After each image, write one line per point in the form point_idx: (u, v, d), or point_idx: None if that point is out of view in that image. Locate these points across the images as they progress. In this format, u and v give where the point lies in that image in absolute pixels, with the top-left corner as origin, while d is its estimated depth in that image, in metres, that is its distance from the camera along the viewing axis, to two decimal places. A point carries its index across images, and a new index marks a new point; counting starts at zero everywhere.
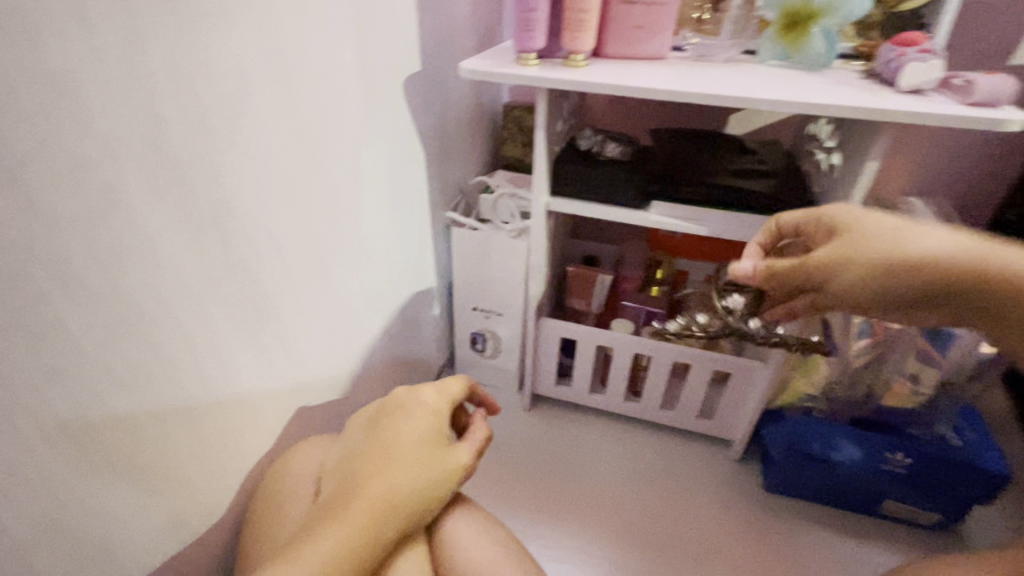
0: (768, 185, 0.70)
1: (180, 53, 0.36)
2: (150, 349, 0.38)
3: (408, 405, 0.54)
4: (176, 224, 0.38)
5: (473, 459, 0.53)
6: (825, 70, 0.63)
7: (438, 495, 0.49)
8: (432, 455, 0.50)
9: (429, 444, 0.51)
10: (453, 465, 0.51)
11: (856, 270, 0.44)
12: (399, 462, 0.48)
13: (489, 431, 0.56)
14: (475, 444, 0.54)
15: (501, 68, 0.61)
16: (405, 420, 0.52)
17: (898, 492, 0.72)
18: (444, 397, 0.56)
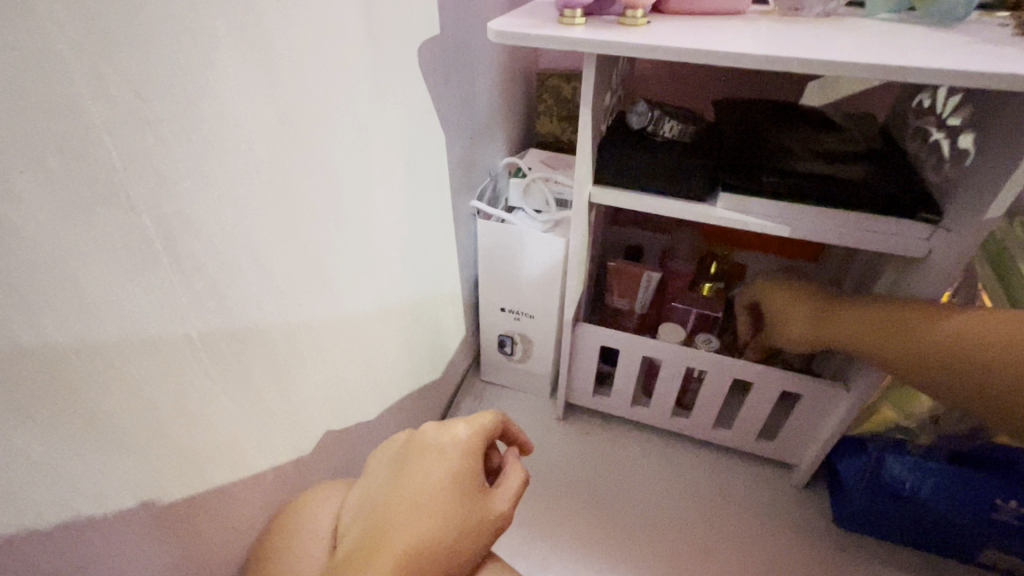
0: (868, 171, 0.57)
1: (102, 15, 0.25)
2: (83, 419, 0.28)
3: (437, 444, 0.43)
4: (109, 256, 0.28)
5: (511, 510, 0.43)
6: (958, 24, 0.49)
7: (471, 556, 0.39)
8: (465, 508, 0.40)
9: (461, 495, 0.40)
10: (489, 519, 0.41)
11: (797, 337, 0.61)
12: (424, 516, 0.38)
13: (525, 474, 0.46)
14: (512, 491, 0.44)
15: (539, 29, 0.49)
16: (434, 465, 0.41)
17: (1007, 543, 0.60)
18: (478, 435, 0.45)
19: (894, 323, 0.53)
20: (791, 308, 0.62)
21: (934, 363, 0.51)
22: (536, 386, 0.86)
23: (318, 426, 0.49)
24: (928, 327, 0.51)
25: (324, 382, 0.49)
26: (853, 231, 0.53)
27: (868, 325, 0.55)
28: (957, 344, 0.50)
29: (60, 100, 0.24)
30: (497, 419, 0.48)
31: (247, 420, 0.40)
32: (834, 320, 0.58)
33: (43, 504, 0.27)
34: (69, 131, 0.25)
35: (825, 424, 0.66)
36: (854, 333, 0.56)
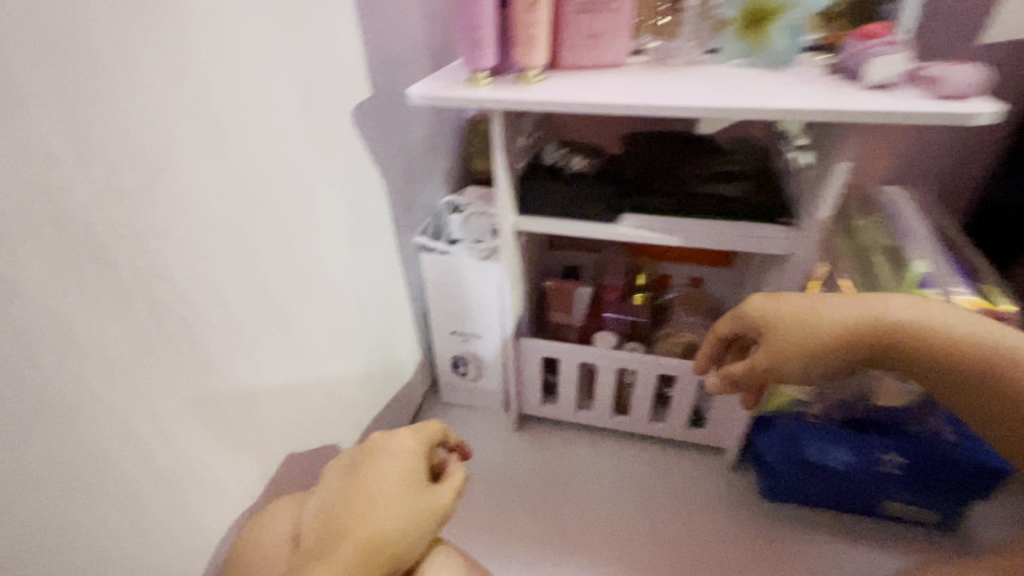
0: (744, 188, 0.67)
1: (82, 116, 0.33)
2: (78, 442, 0.34)
3: (386, 449, 0.49)
4: (93, 303, 0.34)
5: (454, 500, 0.49)
6: (788, 65, 0.61)
7: (421, 539, 0.45)
8: (413, 497, 0.46)
9: (411, 487, 0.47)
10: (437, 506, 0.47)
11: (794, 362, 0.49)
12: (381, 503, 0.44)
13: (465, 472, 0.52)
14: (455, 483, 0.50)
15: (452, 91, 0.59)
16: (384, 464, 0.47)
17: (898, 493, 0.70)
18: (420, 439, 0.51)
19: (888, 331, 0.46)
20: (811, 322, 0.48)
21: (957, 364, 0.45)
22: (491, 402, 0.92)
23: (282, 449, 0.55)
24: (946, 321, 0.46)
25: (286, 407, 0.55)
26: (733, 238, 0.63)
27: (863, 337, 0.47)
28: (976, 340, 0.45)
29: (53, 184, 0.31)
30: (438, 428, 0.55)
31: (217, 442, 0.46)
32: (828, 339, 0.48)
33: (45, 513, 0.32)
34: (62, 207, 0.32)
35: (741, 408, 0.75)
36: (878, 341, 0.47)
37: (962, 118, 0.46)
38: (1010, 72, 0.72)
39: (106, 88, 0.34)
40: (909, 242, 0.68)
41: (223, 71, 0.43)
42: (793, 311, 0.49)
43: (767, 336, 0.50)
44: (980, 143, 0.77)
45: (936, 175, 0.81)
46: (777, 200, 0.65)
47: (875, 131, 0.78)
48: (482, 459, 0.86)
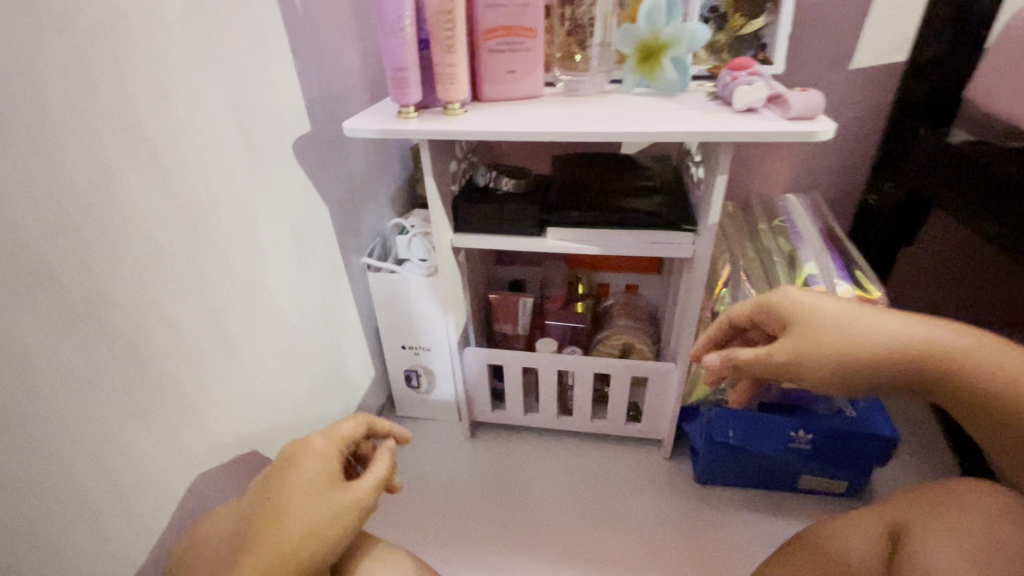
0: (654, 200, 0.75)
1: (33, 162, 0.38)
2: (27, 447, 0.38)
3: (297, 454, 0.50)
4: (45, 322, 0.39)
5: (376, 489, 0.50)
6: (679, 94, 0.70)
7: (343, 533, 0.46)
8: (327, 495, 0.47)
9: (324, 486, 0.48)
10: (354, 498, 0.48)
11: (822, 364, 0.49)
12: (293, 507, 0.45)
13: (389, 458, 0.53)
14: (377, 473, 0.51)
15: (383, 124, 0.65)
16: (296, 471, 0.48)
17: (810, 466, 0.77)
18: (333, 440, 0.52)
19: (924, 352, 0.47)
20: (842, 324, 0.49)
21: (974, 391, 0.46)
22: (444, 412, 0.97)
23: (230, 460, 0.58)
24: (973, 354, 0.46)
25: (234, 419, 0.59)
26: (645, 244, 0.71)
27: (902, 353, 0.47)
28: (1003, 372, 0.45)
29: (7, 220, 0.36)
30: (357, 424, 0.56)
31: (164, 449, 0.50)
32: (869, 351, 0.48)
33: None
34: (14, 240, 0.37)
35: (669, 400, 0.83)
36: (897, 356, 0.47)
37: (809, 134, 0.55)
38: (877, 91, 0.83)
39: (54, 135, 0.39)
40: (801, 244, 0.77)
41: (165, 115, 0.48)
42: (829, 311, 0.50)
43: (798, 333, 0.51)
44: (861, 153, 0.88)
45: (828, 183, 0.92)
46: (682, 210, 0.73)
47: (771, 146, 0.88)
48: (435, 466, 0.90)
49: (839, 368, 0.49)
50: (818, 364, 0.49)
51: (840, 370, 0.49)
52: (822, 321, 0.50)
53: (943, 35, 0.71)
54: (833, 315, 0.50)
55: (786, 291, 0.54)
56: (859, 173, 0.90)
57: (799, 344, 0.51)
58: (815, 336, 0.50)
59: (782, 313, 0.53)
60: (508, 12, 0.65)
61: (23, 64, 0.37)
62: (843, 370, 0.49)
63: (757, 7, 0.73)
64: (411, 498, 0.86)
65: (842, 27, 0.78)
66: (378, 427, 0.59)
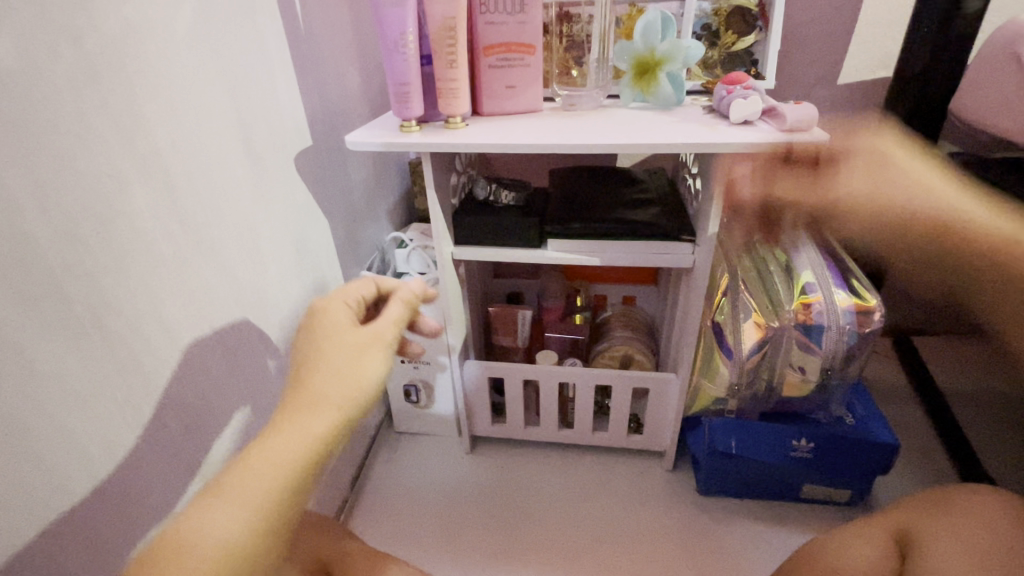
0: (652, 211, 0.76)
1: (43, 173, 0.37)
2: (30, 462, 0.37)
3: (309, 315, 0.45)
4: (51, 335, 0.38)
5: (395, 329, 0.46)
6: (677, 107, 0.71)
7: (376, 370, 0.42)
8: (345, 336, 0.43)
9: (341, 330, 0.43)
10: (375, 337, 0.44)
11: (860, 216, 0.73)
12: (316, 359, 0.41)
13: (408, 297, 0.48)
14: (393, 315, 0.47)
15: (386, 138, 0.65)
16: (307, 328, 0.43)
17: (813, 475, 0.77)
18: (341, 294, 0.47)
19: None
20: (899, 185, 0.68)
21: (983, 250, 0.63)
22: (443, 426, 0.96)
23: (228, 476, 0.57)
24: (966, 218, 0.64)
25: (233, 432, 0.58)
26: (644, 254, 0.72)
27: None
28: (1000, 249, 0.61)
29: (16, 231, 0.36)
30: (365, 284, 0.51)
31: (162, 464, 0.49)
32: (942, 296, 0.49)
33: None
34: (22, 251, 0.36)
35: (669, 411, 0.83)
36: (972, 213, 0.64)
37: (807, 145, 0.56)
38: (864, 104, 0.86)
39: (64, 147, 0.39)
40: (796, 253, 0.78)
41: (171, 126, 0.48)
42: (892, 160, 0.70)
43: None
44: None
45: None
46: (680, 220, 0.74)
47: (763, 159, 0.90)
48: (435, 480, 0.89)
49: (870, 219, 0.72)
50: (858, 197, 0.71)
51: (924, 219, 0.67)
52: (853, 175, 0.71)
53: (926, 53, 0.73)
54: (869, 162, 0.71)
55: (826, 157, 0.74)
56: None
57: (830, 188, 0.73)
58: (846, 180, 0.71)
59: (823, 154, 0.74)
60: (508, 29, 0.67)
61: (34, 76, 0.37)
62: (872, 221, 0.72)
63: (748, 24, 0.75)
64: (410, 513, 0.85)
65: (830, 44, 0.81)
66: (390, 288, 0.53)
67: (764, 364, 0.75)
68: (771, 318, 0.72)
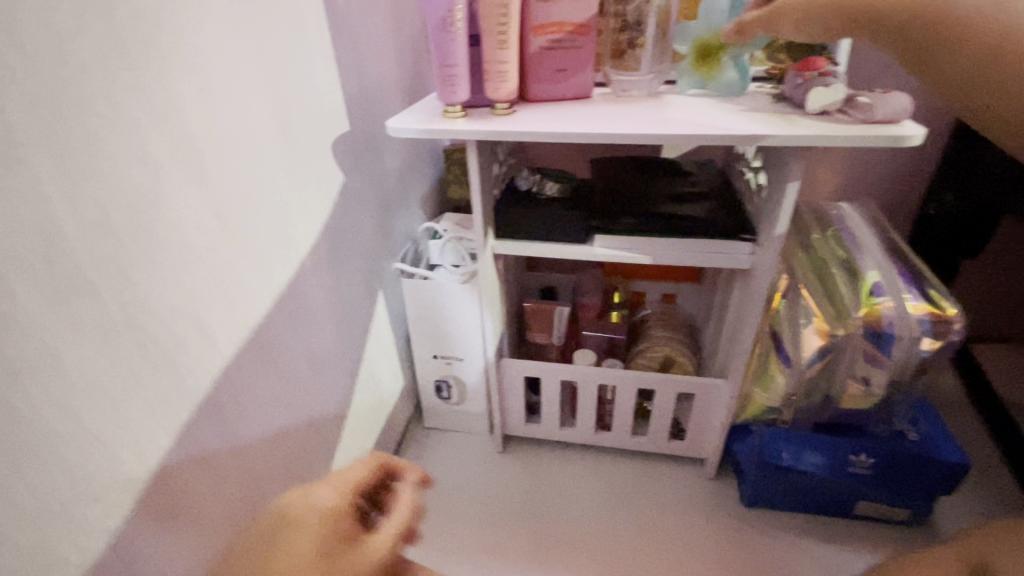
0: (707, 207, 0.71)
1: (73, 160, 0.34)
2: (61, 471, 0.35)
3: (295, 517, 0.37)
4: (80, 334, 0.35)
5: (394, 546, 0.39)
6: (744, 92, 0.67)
7: None
8: (337, 571, 0.35)
9: (335, 553, 0.36)
10: (371, 570, 0.37)
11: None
12: None
13: (411, 513, 0.42)
14: (396, 524, 0.40)
15: (427, 123, 0.61)
16: (296, 533, 0.36)
17: (870, 492, 0.73)
18: (344, 489, 0.41)
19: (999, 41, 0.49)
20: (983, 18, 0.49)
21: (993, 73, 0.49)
22: (474, 424, 0.93)
23: (262, 476, 0.55)
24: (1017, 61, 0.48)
25: (267, 432, 0.56)
26: (699, 253, 0.67)
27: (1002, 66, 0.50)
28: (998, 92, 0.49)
29: (44, 223, 0.33)
30: (371, 464, 0.45)
31: (198, 467, 0.46)
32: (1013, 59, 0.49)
33: (25, 539, 0.33)
34: (52, 246, 0.33)
35: (715, 418, 0.78)
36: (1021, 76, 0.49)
37: (896, 139, 0.51)
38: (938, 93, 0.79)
39: (94, 131, 0.36)
40: (862, 256, 0.72)
41: (206, 109, 0.45)
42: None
43: None
44: (918, 159, 0.84)
45: (881, 190, 0.87)
46: (736, 217, 0.69)
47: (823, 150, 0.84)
48: (466, 480, 0.87)
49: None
50: None
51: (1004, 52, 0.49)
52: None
53: None
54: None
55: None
56: (915, 181, 0.86)
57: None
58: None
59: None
60: (560, 7, 0.62)
61: (63, 52, 0.34)
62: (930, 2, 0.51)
63: None
64: (439, 511, 0.83)
65: None
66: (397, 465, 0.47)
67: (824, 373, 0.70)
68: (835, 325, 0.67)
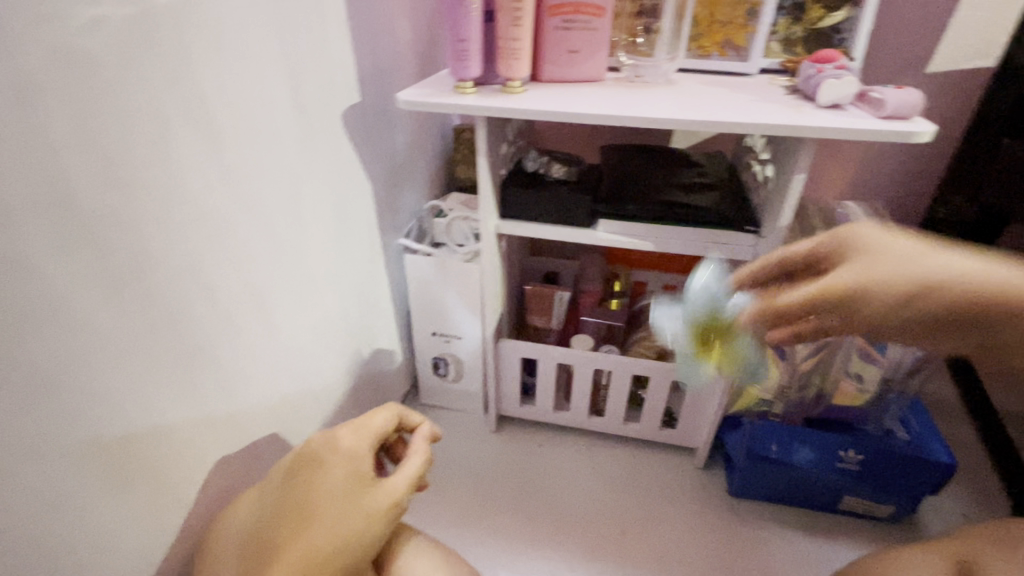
0: (712, 197, 0.71)
1: (87, 109, 0.35)
2: (65, 415, 0.36)
3: (322, 456, 0.45)
4: (87, 283, 0.36)
5: (409, 489, 0.47)
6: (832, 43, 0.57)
7: (373, 539, 0.43)
8: (361, 501, 0.44)
9: (356, 488, 0.44)
10: (388, 504, 0.45)
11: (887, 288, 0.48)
12: (317, 514, 0.42)
13: (424, 457, 0.49)
14: (409, 472, 0.47)
15: (439, 98, 0.61)
16: (324, 471, 0.44)
17: (856, 488, 0.73)
18: (364, 436, 0.48)
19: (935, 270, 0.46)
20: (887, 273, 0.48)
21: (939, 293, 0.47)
22: (469, 403, 0.94)
23: (259, 437, 0.56)
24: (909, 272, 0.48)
25: (266, 394, 0.56)
26: (701, 242, 0.67)
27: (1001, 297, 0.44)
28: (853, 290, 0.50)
29: (55, 170, 0.33)
30: (388, 415, 0.51)
31: (198, 424, 0.47)
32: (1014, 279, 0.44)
33: (24, 480, 0.34)
34: (63, 192, 0.34)
35: (709, 409, 0.79)
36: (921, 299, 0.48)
37: (907, 135, 0.51)
38: (952, 94, 0.78)
39: (110, 83, 0.36)
40: None
41: (219, 69, 0.45)
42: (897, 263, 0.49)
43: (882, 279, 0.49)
44: (929, 161, 0.84)
45: (889, 192, 0.87)
46: (741, 209, 0.69)
47: (834, 147, 0.84)
48: (459, 457, 0.88)
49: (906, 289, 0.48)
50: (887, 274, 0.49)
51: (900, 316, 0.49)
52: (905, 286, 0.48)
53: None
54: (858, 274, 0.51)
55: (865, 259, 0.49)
56: (924, 184, 0.86)
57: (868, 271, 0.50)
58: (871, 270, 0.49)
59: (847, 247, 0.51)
60: None
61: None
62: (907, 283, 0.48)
63: None
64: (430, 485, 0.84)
65: (926, 25, 0.74)
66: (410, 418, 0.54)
67: (819, 367, 0.71)
68: None
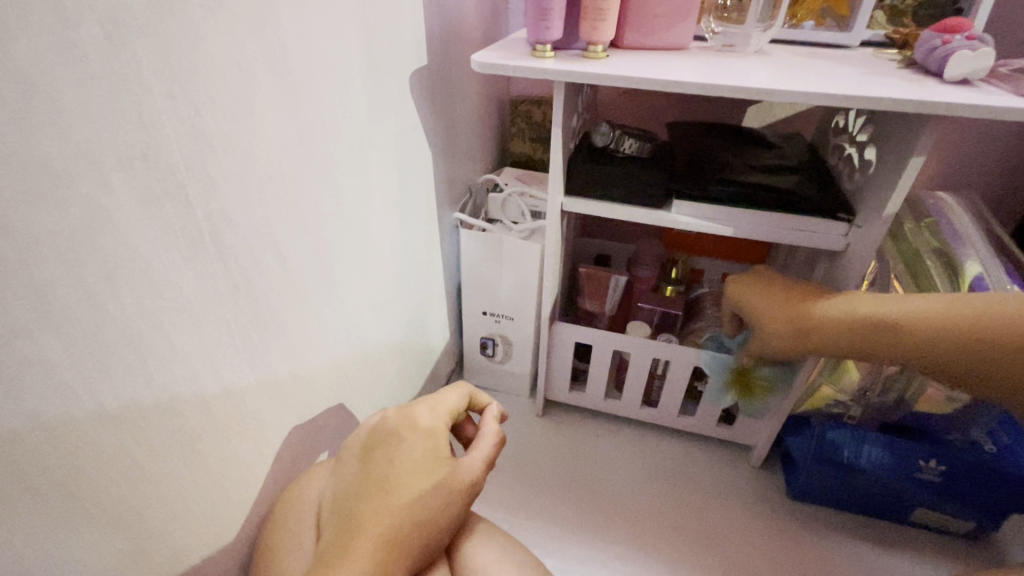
0: (799, 181, 0.66)
1: (173, 52, 0.32)
2: (143, 378, 0.34)
3: (400, 432, 0.45)
4: (168, 241, 0.34)
5: (484, 470, 0.45)
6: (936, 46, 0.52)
7: (449, 516, 0.42)
8: (441, 477, 0.42)
9: (433, 464, 0.43)
10: (465, 482, 0.43)
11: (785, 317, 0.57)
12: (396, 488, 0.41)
13: (497, 439, 0.48)
14: (485, 451, 0.46)
15: (516, 61, 0.57)
16: (402, 447, 0.44)
17: (935, 501, 0.68)
18: (439, 414, 0.48)
19: (814, 299, 0.56)
20: (784, 297, 0.58)
21: (873, 331, 0.52)
22: (516, 386, 0.92)
23: (319, 412, 0.54)
24: (841, 303, 0.54)
25: (327, 367, 0.55)
26: (786, 230, 0.62)
27: (949, 324, 0.49)
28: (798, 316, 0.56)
29: (143, 117, 0.31)
30: (460, 395, 0.51)
31: (264, 395, 0.46)
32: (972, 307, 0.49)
33: (100, 446, 0.32)
34: (147, 141, 0.31)
35: (776, 406, 0.75)
36: (848, 323, 0.53)
37: None
38: None
39: (196, 25, 0.33)
40: (962, 247, 0.66)
41: (299, 18, 0.42)
42: (839, 309, 0.54)
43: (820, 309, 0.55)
44: None
45: (984, 183, 0.80)
46: (831, 195, 0.64)
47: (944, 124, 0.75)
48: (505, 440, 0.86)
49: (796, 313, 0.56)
50: (844, 312, 0.53)
51: (836, 332, 0.54)
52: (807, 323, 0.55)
53: None
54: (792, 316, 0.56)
55: (753, 288, 0.61)
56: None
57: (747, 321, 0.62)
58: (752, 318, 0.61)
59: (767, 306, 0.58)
60: None
61: None
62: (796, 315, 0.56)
63: None
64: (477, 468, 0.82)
65: None
66: (479, 400, 0.53)
67: (907, 374, 0.69)
68: None
